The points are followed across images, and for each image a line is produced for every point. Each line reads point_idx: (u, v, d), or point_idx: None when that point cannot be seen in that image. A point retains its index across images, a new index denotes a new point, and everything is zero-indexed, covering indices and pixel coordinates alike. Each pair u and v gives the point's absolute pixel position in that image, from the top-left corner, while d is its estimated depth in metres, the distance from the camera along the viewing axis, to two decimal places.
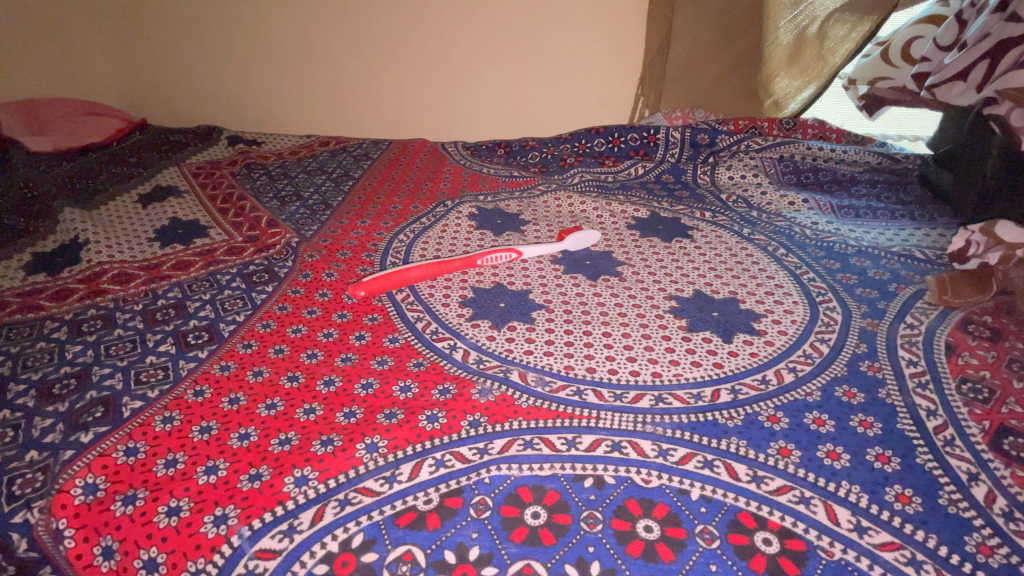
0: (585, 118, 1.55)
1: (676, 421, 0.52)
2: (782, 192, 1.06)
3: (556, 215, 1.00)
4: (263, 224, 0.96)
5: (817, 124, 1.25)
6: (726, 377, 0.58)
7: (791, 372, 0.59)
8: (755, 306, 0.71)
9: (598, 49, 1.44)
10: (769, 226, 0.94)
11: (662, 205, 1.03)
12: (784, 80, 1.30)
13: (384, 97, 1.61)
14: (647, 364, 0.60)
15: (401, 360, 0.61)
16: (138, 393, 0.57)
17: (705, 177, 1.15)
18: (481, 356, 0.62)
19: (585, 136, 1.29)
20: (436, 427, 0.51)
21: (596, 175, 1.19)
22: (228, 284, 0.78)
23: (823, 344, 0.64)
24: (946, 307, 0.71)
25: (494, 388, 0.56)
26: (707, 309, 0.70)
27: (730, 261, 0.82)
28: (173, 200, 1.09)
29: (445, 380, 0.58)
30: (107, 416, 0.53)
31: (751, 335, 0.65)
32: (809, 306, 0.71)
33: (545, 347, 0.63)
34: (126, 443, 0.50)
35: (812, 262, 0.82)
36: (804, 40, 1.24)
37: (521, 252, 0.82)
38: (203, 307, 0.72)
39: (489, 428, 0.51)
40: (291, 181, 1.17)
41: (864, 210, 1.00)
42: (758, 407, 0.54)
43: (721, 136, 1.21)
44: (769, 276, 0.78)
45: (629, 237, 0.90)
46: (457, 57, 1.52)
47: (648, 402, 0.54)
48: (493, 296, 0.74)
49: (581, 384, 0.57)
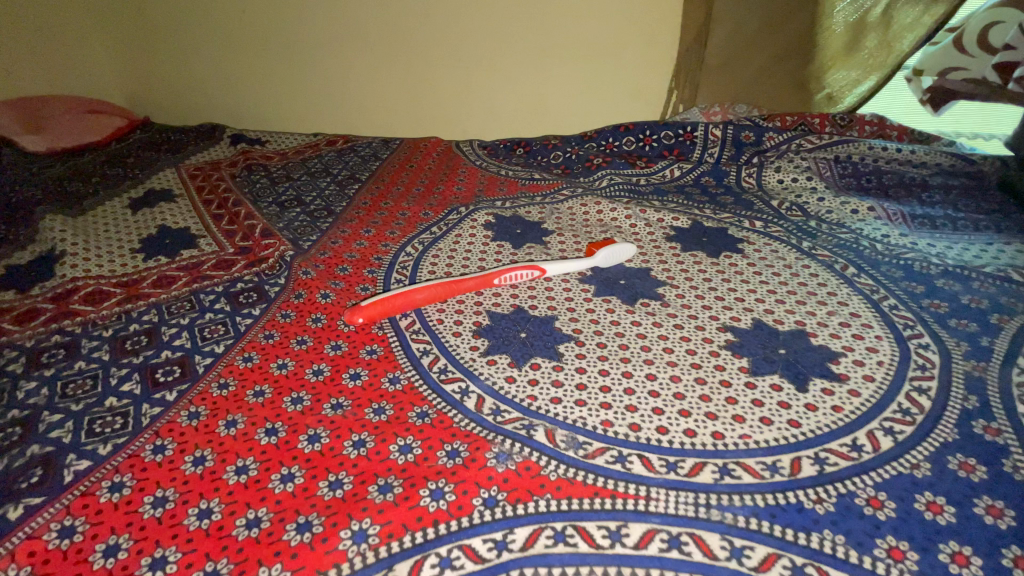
0: (611, 115, 1.43)
1: (749, 505, 0.41)
2: (842, 198, 0.92)
3: (583, 224, 0.89)
4: (257, 233, 0.87)
5: (876, 120, 1.11)
6: (806, 441, 0.47)
7: (888, 435, 0.48)
8: (829, 341, 0.59)
9: (629, 37, 1.31)
10: (831, 239, 0.81)
11: (704, 212, 0.90)
12: (839, 72, 1.17)
13: (394, 92, 1.51)
14: (704, 421, 0.48)
15: (402, 408, 0.51)
16: (87, 450, 0.47)
17: (750, 180, 1.02)
18: (498, 406, 0.51)
19: (613, 134, 1.18)
20: (442, 507, 0.41)
21: (626, 178, 1.07)
22: (211, 306, 0.68)
23: (921, 397, 0.52)
24: None
25: (514, 451, 0.46)
26: (772, 345, 0.58)
27: (791, 282, 0.70)
28: (165, 205, 1.00)
29: (455, 439, 0.47)
30: (45, 482, 0.44)
31: (831, 381, 0.53)
32: (896, 342, 0.59)
33: (576, 394, 0.52)
34: (63, 521, 0.41)
35: (890, 285, 0.69)
36: (865, 25, 1.09)
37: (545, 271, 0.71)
38: (179, 335, 0.63)
39: (509, 510, 0.41)
40: (293, 183, 1.08)
41: (941, 220, 0.86)
42: (852, 485, 0.43)
43: (769, 134, 1.08)
44: (842, 302, 0.66)
45: (670, 251, 0.78)
46: (470, 50, 1.42)
47: (709, 476, 0.43)
48: (514, 323, 0.63)
49: (624, 447, 0.46)
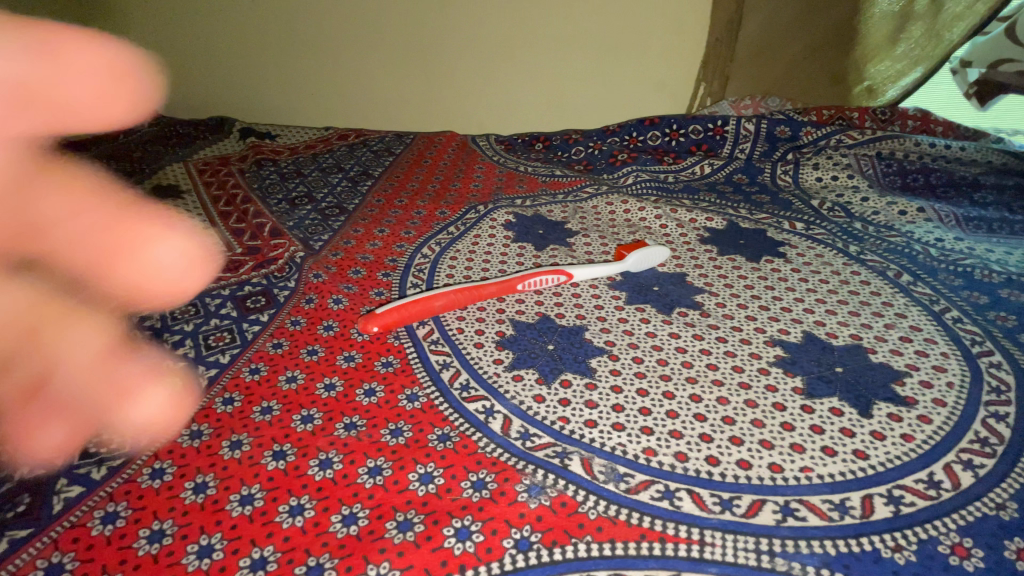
0: (634, 108, 1.37)
1: (818, 554, 0.36)
2: (887, 197, 0.86)
3: (609, 224, 0.83)
4: (266, 232, 0.83)
5: (919, 115, 1.05)
6: (875, 475, 0.42)
7: (968, 469, 0.42)
8: (890, 359, 0.53)
9: (654, 26, 1.25)
10: (880, 243, 0.75)
11: (739, 212, 0.85)
12: (881, 64, 1.10)
13: (410, 85, 1.48)
14: (758, 450, 0.43)
15: (421, 429, 0.46)
16: (79, 474, 0.43)
17: (786, 178, 0.96)
18: (527, 428, 0.46)
19: (637, 128, 1.12)
20: (469, 550, 0.36)
21: (653, 175, 1.01)
22: (216, 310, 0.64)
23: (1000, 424, 0.46)
24: None
25: (548, 483, 0.41)
26: (828, 362, 0.53)
27: (841, 290, 0.64)
28: (172, 201, 0.96)
29: (481, 467, 0.43)
30: (32, 512, 0.40)
31: (897, 406, 0.48)
32: (964, 361, 0.53)
33: (614, 417, 0.47)
34: (49, 557, 0.37)
35: (950, 295, 0.64)
36: (911, 15, 1.03)
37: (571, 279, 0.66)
38: (182, 343, 0.58)
39: (545, 555, 0.36)
40: (303, 180, 1.04)
41: (998, 223, 0.80)
42: (934, 530, 0.38)
43: (806, 129, 1.03)
44: (899, 314, 0.60)
45: (705, 254, 0.73)
46: (487, 41, 1.37)
47: (769, 517, 0.38)
48: (540, 334, 0.58)
49: (670, 481, 0.41)
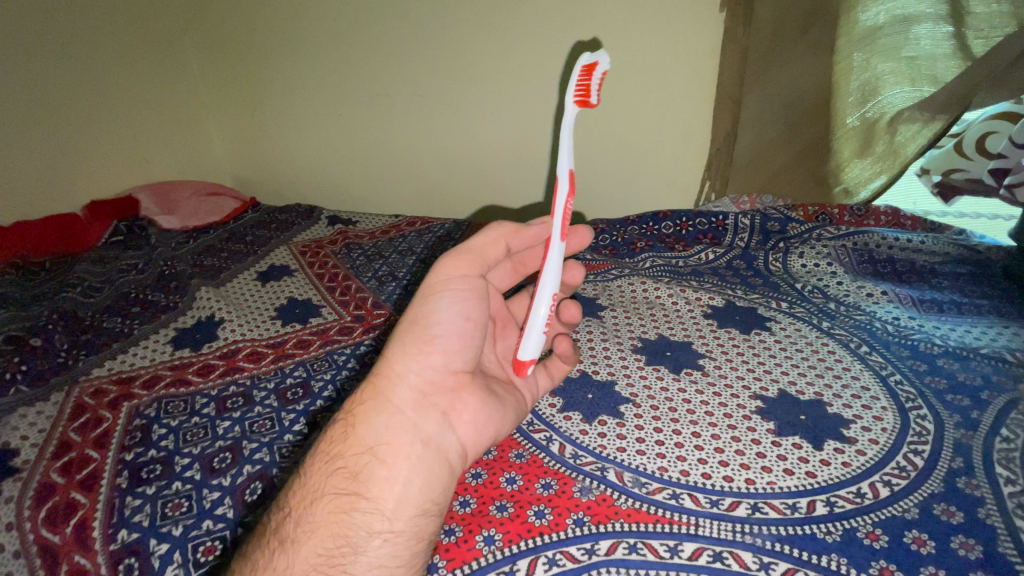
0: (652, 201, 1.65)
1: (775, 533, 0.55)
2: (858, 282, 1.08)
3: (631, 300, 1.05)
4: (369, 304, 1.08)
5: (891, 211, 1.25)
6: (820, 487, 0.61)
7: (887, 485, 0.61)
8: (843, 410, 0.73)
9: (667, 137, 1.54)
10: (848, 320, 0.96)
11: (737, 292, 1.07)
12: (855, 169, 1.30)
13: (464, 179, 1.80)
14: (739, 470, 0.63)
15: (503, 450, 0.68)
16: (285, 466, 0.67)
17: (777, 264, 1.18)
18: (577, 451, 0.67)
19: (653, 219, 1.35)
20: (545, 523, 0.57)
21: (667, 260, 1.24)
22: (345, 364, 0.88)
23: (916, 456, 0.65)
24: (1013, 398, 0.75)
25: (594, 487, 0.62)
26: (794, 412, 0.72)
27: (812, 358, 0.85)
28: (288, 279, 1.23)
29: (547, 474, 0.64)
30: (266, 492, 0.64)
31: (842, 443, 0.67)
32: (898, 413, 0.72)
33: (638, 445, 0.67)
34: None
35: (897, 362, 0.83)
36: (875, 131, 1.24)
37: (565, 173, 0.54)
38: (326, 387, 0.82)
39: (594, 528, 0.57)
40: (386, 261, 1.30)
41: (947, 304, 1.00)
42: (856, 522, 0.56)
43: (792, 225, 1.25)
44: (854, 377, 0.80)
45: (707, 327, 0.94)
46: (529, 145, 1.68)
47: (744, 510, 0.58)
48: (581, 386, 0.79)
49: (677, 487, 0.61)
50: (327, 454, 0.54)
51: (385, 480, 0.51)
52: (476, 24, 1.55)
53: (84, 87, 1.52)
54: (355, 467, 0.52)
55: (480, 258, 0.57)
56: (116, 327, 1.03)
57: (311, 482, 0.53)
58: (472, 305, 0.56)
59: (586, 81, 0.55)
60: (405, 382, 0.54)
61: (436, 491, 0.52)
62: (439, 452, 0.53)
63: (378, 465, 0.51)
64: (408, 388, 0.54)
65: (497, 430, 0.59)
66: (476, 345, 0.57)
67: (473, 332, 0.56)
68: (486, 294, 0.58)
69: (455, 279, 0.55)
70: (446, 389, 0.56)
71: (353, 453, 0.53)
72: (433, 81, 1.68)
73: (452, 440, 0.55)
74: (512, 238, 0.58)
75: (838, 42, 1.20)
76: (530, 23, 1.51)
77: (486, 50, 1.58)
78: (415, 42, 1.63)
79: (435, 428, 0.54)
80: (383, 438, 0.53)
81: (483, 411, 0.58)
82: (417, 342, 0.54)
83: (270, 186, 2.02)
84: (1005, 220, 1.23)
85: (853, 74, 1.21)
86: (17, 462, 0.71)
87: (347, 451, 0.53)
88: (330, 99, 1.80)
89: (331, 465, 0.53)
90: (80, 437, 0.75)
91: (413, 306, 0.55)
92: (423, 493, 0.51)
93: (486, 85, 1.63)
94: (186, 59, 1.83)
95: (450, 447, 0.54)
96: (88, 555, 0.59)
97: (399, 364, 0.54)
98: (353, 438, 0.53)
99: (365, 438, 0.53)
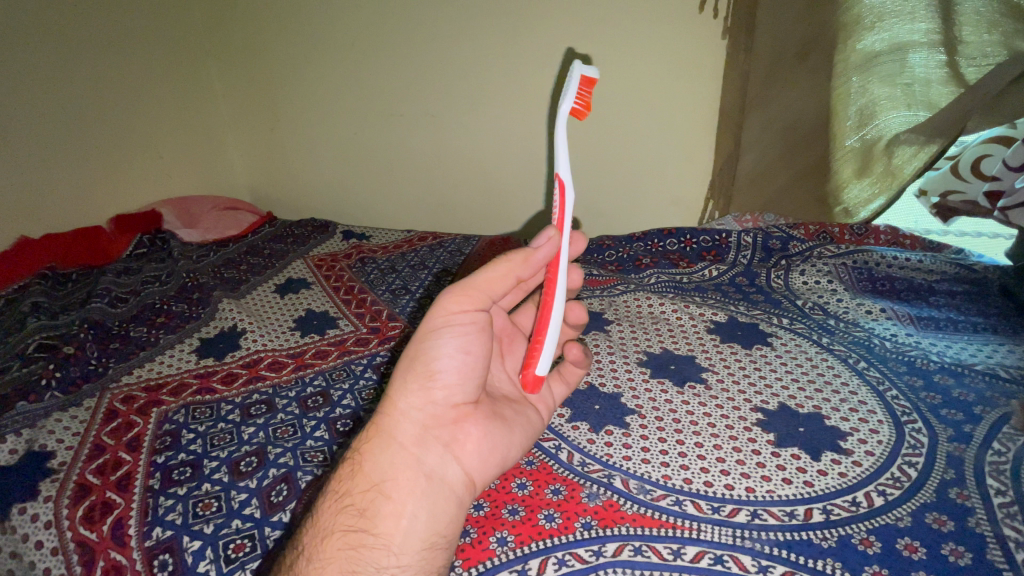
0: (656, 218, 1.69)
1: (774, 538, 0.58)
2: (858, 299, 1.11)
3: (636, 315, 1.09)
4: (384, 316, 1.12)
5: (890, 230, 1.27)
6: (817, 496, 0.64)
7: (881, 495, 0.64)
8: (840, 422, 0.76)
9: (671, 157, 1.59)
10: (847, 336, 0.99)
11: (739, 308, 1.10)
12: (854, 190, 1.34)
13: (473, 196, 1.86)
14: (740, 478, 0.66)
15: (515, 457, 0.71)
16: (308, 469, 0.71)
17: (779, 281, 1.21)
18: (585, 459, 0.71)
19: (658, 236, 1.39)
20: (555, 526, 0.61)
21: (671, 276, 1.28)
22: (362, 374, 0.91)
23: (910, 468, 0.68)
24: (1005, 412, 0.78)
25: (601, 493, 0.65)
26: (794, 424, 0.75)
27: (812, 373, 0.88)
28: (306, 291, 1.28)
29: (556, 480, 0.67)
30: (291, 493, 0.68)
31: (839, 454, 0.70)
32: (893, 426, 0.75)
33: (643, 454, 0.71)
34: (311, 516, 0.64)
35: (894, 378, 0.86)
36: (872, 153, 1.28)
37: (566, 178, 0.58)
38: (345, 396, 0.86)
39: (601, 531, 0.60)
40: (399, 275, 1.35)
41: (944, 322, 1.03)
42: (851, 529, 0.59)
43: (794, 243, 1.29)
44: (852, 391, 0.83)
45: (710, 341, 0.98)
46: (537, 163, 1.74)
47: (744, 516, 0.61)
48: (589, 396, 0.83)
49: (680, 494, 0.64)
50: (337, 492, 0.56)
51: (391, 516, 0.53)
52: (488, 48, 1.61)
53: (111, 107, 1.60)
54: (363, 505, 0.54)
55: (484, 294, 0.57)
56: (143, 337, 1.08)
57: (321, 520, 0.55)
58: (472, 339, 0.57)
59: (583, 96, 0.61)
60: (408, 419, 0.55)
61: (442, 524, 0.54)
62: (443, 485, 0.55)
63: (384, 501, 0.53)
64: (410, 424, 0.55)
65: (503, 457, 0.60)
66: (478, 377, 0.58)
67: (474, 365, 0.58)
68: (486, 327, 0.59)
69: (455, 314, 0.56)
70: (449, 422, 0.57)
71: (360, 491, 0.54)
72: (446, 102, 1.74)
73: (457, 471, 0.56)
74: (521, 270, 0.58)
75: (836, 69, 1.25)
76: (540, 47, 1.57)
77: (496, 73, 1.64)
78: (428, 65, 1.69)
79: (438, 461, 0.55)
80: (388, 474, 0.54)
81: (487, 441, 0.59)
82: (419, 379, 0.56)
83: (286, 201, 2.08)
84: (1005, 239, 1.30)
85: (850, 99, 1.26)
86: (54, 464, 0.75)
87: (354, 488, 0.55)
88: (346, 117, 1.86)
89: (340, 504, 0.55)
90: (113, 441, 0.79)
91: (414, 343, 0.56)
92: (428, 527, 0.53)
93: (496, 106, 1.69)
94: (208, 78, 1.91)
95: (454, 478, 0.56)
96: (124, 551, 0.63)
97: (402, 401, 0.56)
98: (360, 477, 0.55)
99: (372, 476, 0.54)
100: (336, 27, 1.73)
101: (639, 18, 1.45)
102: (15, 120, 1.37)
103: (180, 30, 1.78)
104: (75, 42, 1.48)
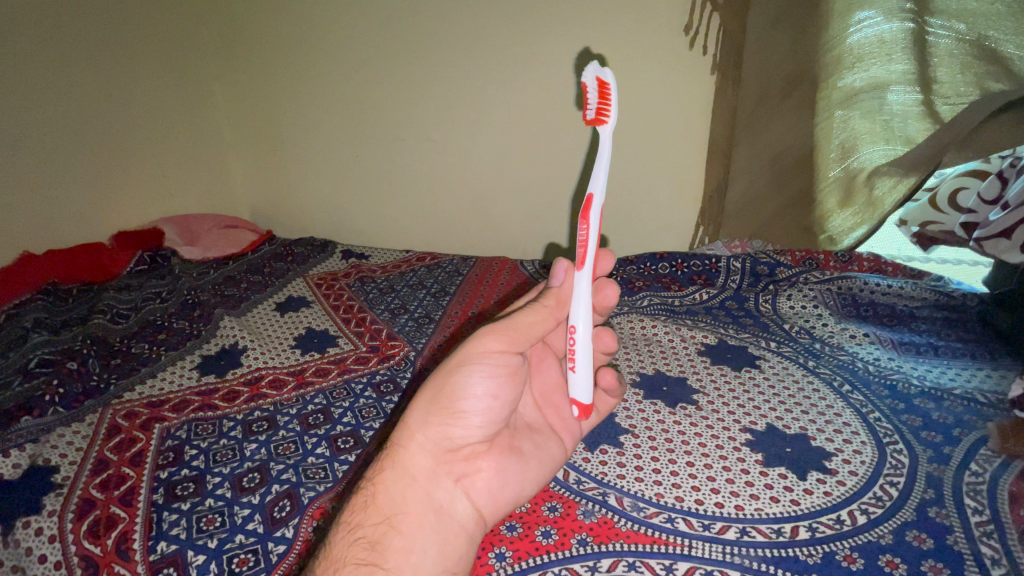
0: (649, 242, 1.74)
1: (762, 554, 0.61)
2: (842, 324, 1.15)
3: (629, 337, 1.12)
4: (383, 335, 1.14)
5: (873, 258, 1.33)
6: (802, 514, 0.66)
7: (864, 513, 0.67)
8: (825, 443, 0.79)
9: (663, 184, 1.64)
10: (832, 359, 1.03)
11: (729, 332, 1.14)
12: (838, 219, 1.40)
13: (470, 219, 1.90)
14: (729, 497, 0.69)
15: None
16: (310, 486, 0.73)
17: (767, 305, 1.25)
18: (580, 477, 0.73)
19: (651, 260, 1.43)
20: (551, 542, 0.63)
21: (663, 299, 1.32)
22: (362, 393, 0.93)
23: (891, 488, 0.71)
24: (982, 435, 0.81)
25: (595, 510, 0.67)
26: (781, 445, 0.78)
27: (798, 395, 0.91)
28: (306, 310, 1.30)
29: (552, 498, 0.69)
30: (294, 509, 0.70)
31: (824, 474, 0.73)
32: (876, 447, 0.79)
33: (636, 472, 0.73)
34: (310, 524, 0.67)
35: (877, 401, 0.89)
36: (854, 186, 1.34)
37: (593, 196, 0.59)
38: (345, 414, 0.88)
39: (595, 547, 0.62)
40: (398, 295, 1.37)
41: (925, 347, 1.07)
42: (835, 546, 0.62)
43: (781, 269, 1.33)
44: (837, 413, 0.86)
45: (700, 363, 1.01)
46: (533, 188, 1.79)
47: (733, 533, 0.63)
48: None
49: (673, 512, 0.66)
50: (350, 523, 0.58)
51: (401, 549, 0.55)
52: (485, 78, 1.68)
53: (116, 128, 1.64)
54: (376, 537, 0.56)
55: (521, 338, 0.59)
56: (144, 353, 1.09)
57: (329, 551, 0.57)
58: (501, 383, 0.59)
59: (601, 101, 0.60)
60: (423, 453, 0.58)
61: (452, 559, 0.57)
62: (452, 520, 0.58)
63: (396, 535, 0.56)
64: (424, 457, 0.58)
65: (514, 496, 0.62)
66: (499, 421, 0.60)
67: (498, 410, 0.59)
68: (518, 370, 0.61)
69: (491, 354, 0.58)
70: (463, 457, 0.60)
71: (372, 523, 0.57)
72: (445, 128, 1.79)
73: (466, 506, 0.59)
74: (559, 313, 0.63)
75: (819, 105, 1.31)
76: (536, 78, 1.63)
77: (495, 101, 1.70)
78: (428, 92, 1.75)
79: (449, 497, 0.58)
80: (399, 507, 0.58)
81: (499, 477, 0.61)
82: (441, 415, 0.58)
83: (285, 220, 2.11)
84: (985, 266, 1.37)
85: (833, 133, 1.32)
86: (58, 478, 0.76)
87: (366, 520, 0.57)
88: (347, 140, 1.91)
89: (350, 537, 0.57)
90: (116, 456, 0.80)
91: (441, 379, 0.58)
92: (437, 562, 0.56)
93: (494, 132, 1.75)
94: (212, 100, 1.95)
95: (464, 514, 0.59)
96: (128, 566, 0.64)
97: (421, 434, 0.59)
98: (373, 508, 0.58)
99: (384, 506, 0.58)
100: (339, 54, 1.79)
101: (631, 53, 1.52)
102: (21, 140, 1.40)
103: (185, 54, 1.83)
104: (83, 65, 1.53)
